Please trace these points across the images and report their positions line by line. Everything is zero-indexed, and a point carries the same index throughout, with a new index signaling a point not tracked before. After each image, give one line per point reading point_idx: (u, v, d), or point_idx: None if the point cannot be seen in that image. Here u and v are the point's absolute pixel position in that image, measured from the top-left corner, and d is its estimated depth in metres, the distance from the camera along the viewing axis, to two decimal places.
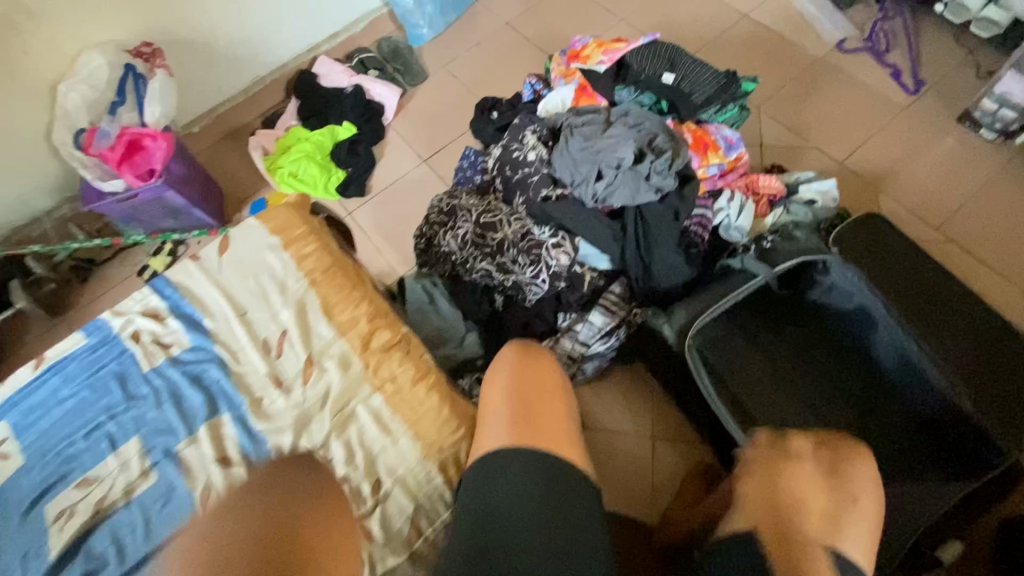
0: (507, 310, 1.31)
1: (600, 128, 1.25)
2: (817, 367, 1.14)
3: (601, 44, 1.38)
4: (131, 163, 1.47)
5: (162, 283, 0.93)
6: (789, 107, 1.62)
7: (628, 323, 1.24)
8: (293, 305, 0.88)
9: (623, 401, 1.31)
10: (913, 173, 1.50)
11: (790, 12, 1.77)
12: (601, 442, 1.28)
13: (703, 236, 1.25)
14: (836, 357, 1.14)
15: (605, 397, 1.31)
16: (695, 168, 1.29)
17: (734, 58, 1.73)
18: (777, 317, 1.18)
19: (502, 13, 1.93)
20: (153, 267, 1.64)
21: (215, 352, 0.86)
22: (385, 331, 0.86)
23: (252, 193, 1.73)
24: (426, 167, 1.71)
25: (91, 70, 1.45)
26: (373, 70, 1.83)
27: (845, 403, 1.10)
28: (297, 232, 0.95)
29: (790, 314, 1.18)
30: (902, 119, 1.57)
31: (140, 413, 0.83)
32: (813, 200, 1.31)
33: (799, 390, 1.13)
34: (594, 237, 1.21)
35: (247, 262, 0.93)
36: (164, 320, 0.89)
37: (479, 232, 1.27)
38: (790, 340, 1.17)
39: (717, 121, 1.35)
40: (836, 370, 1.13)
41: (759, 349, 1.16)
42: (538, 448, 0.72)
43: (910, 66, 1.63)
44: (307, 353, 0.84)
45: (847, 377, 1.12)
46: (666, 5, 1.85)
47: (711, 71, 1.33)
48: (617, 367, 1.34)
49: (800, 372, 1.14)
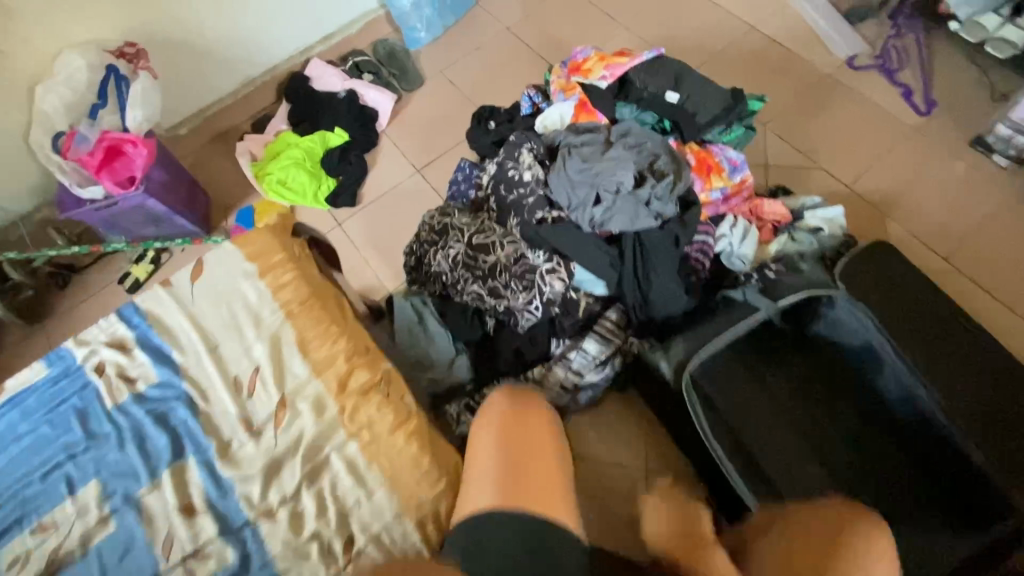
0: (499, 334, 1.26)
1: (600, 149, 1.20)
2: (819, 403, 1.08)
3: (603, 58, 1.32)
4: (110, 169, 1.41)
5: (130, 311, 0.87)
6: (796, 125, 1.57)
7: (623, 352, 1.19)
8: (267, 340, 0.82)
9: (618, 432, 1.26)
10: (922, 198, 1.45)
11: (800, 25, 1.71)
12: (591, 473, 1.23)
13: (704, 262, 1.20)
14: (839, 393, 1.09)
15: (599, 427, 1.27)
16: (697, 192, 1.24)
17: (741, 71, 1.67)
18: (781, 351, 1.12)
19: (502, 17, 1.86)
20: (135, 275, 1.58)
21: (183, 389, 0.81)
22: (364, 371, 0.81)
23: (239, 200, 1.68)
24: (419, 177, 1.65)
25: (71, 71, 1.39)
26: (367, 74, 1.77)
27: (849, 445, 1.04)
28: (274, 258, 0.89)
29: (795, 348, 1.13)
30: (913, 141, 1.52)
31: (101, 453, 0.78)
32: (819, 227, 1.27)
33: (802, 429, 1.07)
34: (590, 263, 1.16)
35: (220, 290, 0.87)
36: (131, 352, 0.84)
37: (471, 254, 1.22)
38: (793, 374, 1.11)
39: (721, 142, 1.30)
40: (839, 407, 1.08)
41: (761, 384, 1.10)
42: (525, 512, 0.68)
43: (922, 86, 1.58)
44: (280, 394, 0.79)
45: (850, 415, 1.07)
46: (673, 14, 1.78)
47: (717, 90, 1.27)
48: (611, 395, 1.29)
49: (803, 408, 1.08)
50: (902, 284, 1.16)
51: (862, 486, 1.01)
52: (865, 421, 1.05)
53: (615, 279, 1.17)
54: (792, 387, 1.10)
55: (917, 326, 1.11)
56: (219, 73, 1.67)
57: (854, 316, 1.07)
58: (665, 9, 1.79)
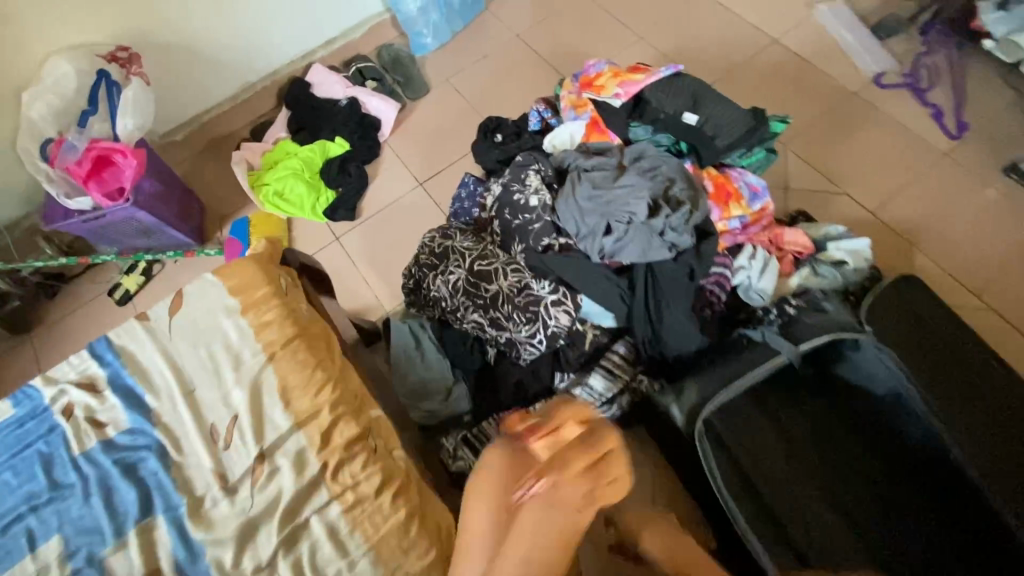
0: (500, 365, 1.19)
1: (612, 174, 1.13)
2: (835, 447, 1.00)
3: (617, 74, 1.24)
4: (99, 180, 1.35)
5: (103, 348, 0.81)
6: (819, 145, 1.49)
7: (632, 389, 1.12)
8: (247, 386, 0.76)
9: None
10: (952, 228, 1.37)
11: (824, 38, 1.63)
12: None
13: (720, 296, 1.13)
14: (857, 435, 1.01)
15: None
16: (714, 221, 1.16)
17: (761, 87, 1.59)
18: (796, 388, 1.05)
19: (512, 24, 1.79)
20: (125, 286, 1.52)
21: (155, 438, 0.75)
22: (350, 423, 0.75)
23: (234, 210, 1.61)
24: (422, 191, 1.59)
25: (59, 76, 1.33)
26: (370, 81, 1.70)
27: (870, 496, 0.96)
28: (258, 293, 0.83)
29: (814, 389, 1.06)
30: (942, 166, 1.43)
31: (65, 506, 0.72)
32: (843, 261, 1.18)
33: (820, 475, 0.98)
34: (598, 295, 1.09)
35: (199, 327, 0.81)
36: (102, 394, 0.78)
37: (472, 281, 1.16)
38: (807, 415, 1.03)
39: (741, 166, 1.22)
40: (855, 449, 1.00)
41: (779, 424, 1.01)
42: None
43: (953, 107, 1.49)
44: (258, 448, 0.72)
45: (868, 458, 0.99)
46: (690, 25, 1.70)
47: (738, 111, 1.19)
48: None
49: (818, 452, 1.00)
50: (924, 316, 1.09)
51: (879, 534, 0.93)
52: (882, 465, 0.98)
53: (624, 312, 1.10)
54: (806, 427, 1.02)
55: (937, 358, 1.03)
56: (217, 78, 1.61)
57: (878, 355, 1.00)
58: (682, 19, 1.71)
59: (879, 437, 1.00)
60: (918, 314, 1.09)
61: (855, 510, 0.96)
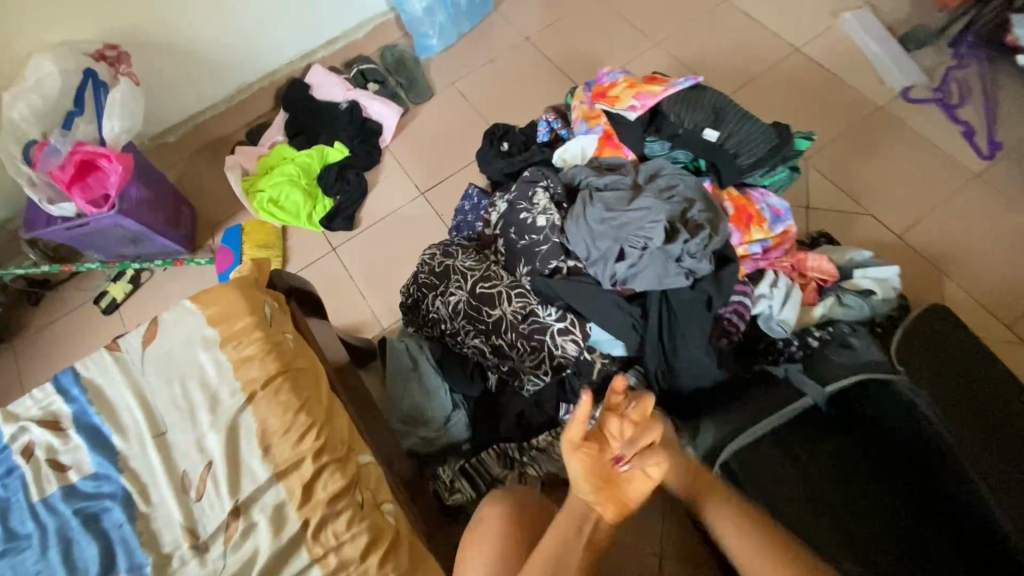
0: (502, 393, 1.12)
1: (626, 194, 1.05)
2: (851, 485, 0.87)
3: (633, 84, 1.16)
4: (83, 185, 1.29)
5: (70, 380, 0.75)
6: (843, 162, 1.41)
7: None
8: (223, 430, 0.69)
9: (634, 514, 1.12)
10: (983, 255, 1.29)
11: (850, 48, 1.54)
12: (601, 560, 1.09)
13: (738, 325, 1.05)
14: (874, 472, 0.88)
15: None
16: (734, 245, 1.09)
17: (782, 99, 1.50)
18: (812, 424, 0.93)
19: (521, 27, 1.71)
20: (112, 294, 1.46)
21: (121, 485, 0.68)
22: (335, 474, 0.68)
23: (228, 217, 1.55)
24: (423, 201, 1.51)
25: (41, 75, 1.26)
26: (372, 83, 1.63)
27: (890, 539, 0.82)
28: (239, 324, 0.76)
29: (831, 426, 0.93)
30: (972, 188, 1.35)
31: (19, 560, 0.66)
32: (871, 290, 1.10)
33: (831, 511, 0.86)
34: (608, 323, 1.02)
35: (174, 360, 0.74)
36: (66, 433, 0.72)
37: (474, 304, 1.08)
38: (824, 454, 0.90)
39: (763, 186, 1.14)
40: (870, 483, 0.87)
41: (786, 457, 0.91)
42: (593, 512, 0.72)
43: (985, 126, 1.40)
44: (233, 501, 0.66)
45: (884, 493, 0.86)
46: (708, 31, 1.62)
47: (762, 128, 1.11)
48: None
49: (832, 489, 0.88)
50: (946, 346, 1.02)
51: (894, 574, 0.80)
52: (898, 501, 0.85)
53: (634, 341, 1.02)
54: (819, 461, 0.90)
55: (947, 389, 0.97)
56: (212, 78, 1.54)
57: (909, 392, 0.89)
58: (700, 25, 1.63)
59: (897, 469, 0.87)
60: (938, 344, 1.02)
61: (864, 548, 0.82)
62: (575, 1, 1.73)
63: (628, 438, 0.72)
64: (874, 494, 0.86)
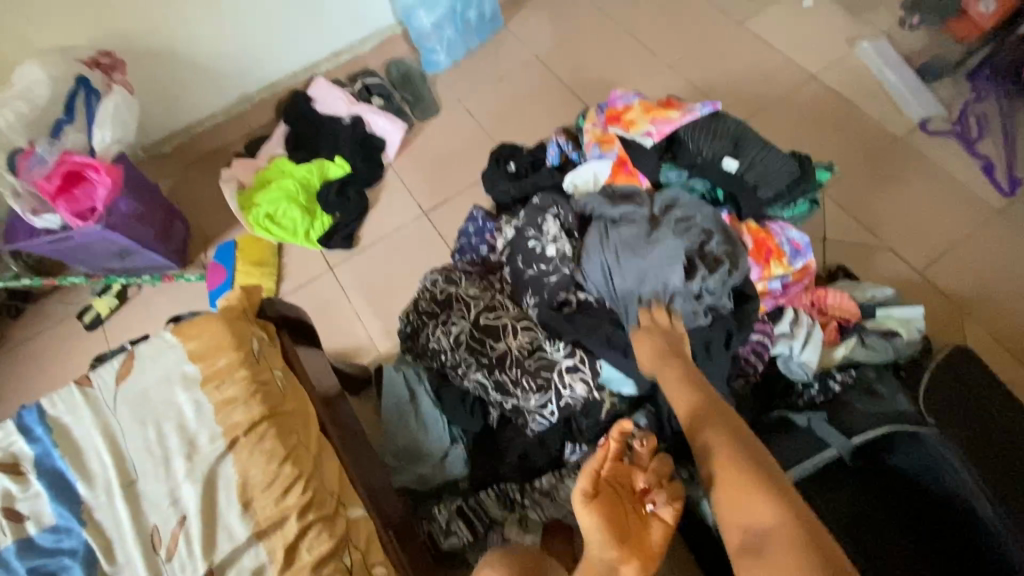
0: (504, 430, 1.05)
1: (643, 228, 1.00)
2: (874, 531, 0.84)
3: (648, 109, 1.13)
4: (69, 197, 1.23)
5: (33, 419, 0.68)
6: (861, 194, 1.36)
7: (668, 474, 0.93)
8: (199, 480, 0.63)
9: None
10: (1007, 295, 1.24)
11: (867, 78, 1.51)
12: None
13: (757, 365, 1.01)
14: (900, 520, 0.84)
15: None
16: (753, 281, 1.03)
17: (798, 127, 1.46)
18: (835, 470, 0.88)
19: (530, 45, 1.67)
20: (96, 310, 1.39)
21: (82, 540, 0.61)
22: (322, 534, 0.61)
23: (221, 232, 1.48)
24: (425, 221, 1.46)
25: (31, 82, 1.20)
26: (376, 97, 1.58)
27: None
28: (222, 362, 0.70)
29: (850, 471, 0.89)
30: (994, 224, 1.30)
31: None
32: (894, 332, 1.05)
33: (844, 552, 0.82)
34: (619, 361, 0.96)
35: (149, 399, 0.68)
36: (26, 478, 0.65)
37: (477, 336, 1.03)
38: (843, 501, 0.86)
39: (782, 219, 1.09)
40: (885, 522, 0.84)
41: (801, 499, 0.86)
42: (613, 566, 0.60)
43: (1006, 160, 1.36)
44: (206, 564, 0.59)
45: (907, 542, 0.82)
46: (722, 56, 1.58)
47: (784, 159, 1.06)
48: None
49: (857, 538, 0.83)
50: (959, 378, 0.98)
51: None
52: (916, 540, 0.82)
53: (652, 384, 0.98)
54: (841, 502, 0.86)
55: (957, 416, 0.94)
56: (211, 88, 1.49)
57: (938, 448, 0.82)
58: (714, 50, 1.60)
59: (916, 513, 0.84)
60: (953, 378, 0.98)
61: None
62: (586, 20, 1.69)
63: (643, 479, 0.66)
64: (898, 544, 0.82)
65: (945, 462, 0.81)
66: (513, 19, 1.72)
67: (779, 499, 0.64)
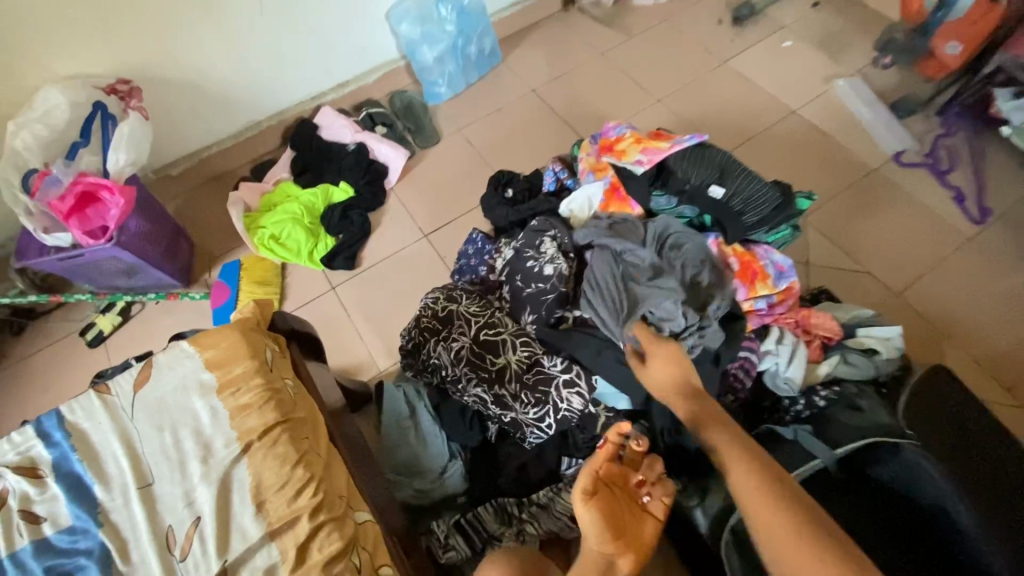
0: (502, 444, 1.08)
1: (646, 262, 1.05)
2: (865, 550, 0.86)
3: (639, 140, 1.20)
4: (81, 216, 1.26)
5: (52, 424, 0.70)
6: (841, 222, 1.43)
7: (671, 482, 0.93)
8: (214, 483, 0.65)
9: None
10: (981, 316, 1.30)
11: (843, 113, 1.60)
12: None
13: (744, 381, 1.05)
14: (894, 541, 0.87)
15: None
16: (740, 301, 1.09)
17: (781, 158, 1.55)
18: (822, 485, 0.92)
19: (527, 78, 1.77)
20: (99, 327, 1.41)
21: (99, 541, 0.63)
22: (332, 534, 0.63)
23: (226, 252, 1.52)
24: (426, 243, 1.51)
25: (52, 107, 1.26)
26: (380, 126, 1.65)
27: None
28: (237, 370, 0.73)
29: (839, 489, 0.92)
30: (966, 250, 1.38)
31: None
32: (875, 349, 1.10)
33: None
34: (614, 376, 0.99)
35: (166, 406, 0.71)
36: (43, 482, 0.67)
37: (477, 351, 1.07)
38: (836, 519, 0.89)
39: (766, 243, 1.16)
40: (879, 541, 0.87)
41: None
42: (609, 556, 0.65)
43: (975, 191, 1.45)
44: (220, 563, 0.61)
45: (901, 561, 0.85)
46: (708, 91, 1.68)
47: (767, 188, 1.13)
48: None
49: None
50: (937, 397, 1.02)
51: None
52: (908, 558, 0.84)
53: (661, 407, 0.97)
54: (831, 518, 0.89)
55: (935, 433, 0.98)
56: (221, 115, 1.55)
57: (918, 459, 0.86)
58: (701, 85, 1.70)
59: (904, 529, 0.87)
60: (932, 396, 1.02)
61: None
62: (580, 57, 1.79)
63: (640, 476, 0.70)
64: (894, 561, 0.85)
65: (923, 472, 0.85)
66: (511, 54, 1.82)
67: (801, 513, 0.64)
